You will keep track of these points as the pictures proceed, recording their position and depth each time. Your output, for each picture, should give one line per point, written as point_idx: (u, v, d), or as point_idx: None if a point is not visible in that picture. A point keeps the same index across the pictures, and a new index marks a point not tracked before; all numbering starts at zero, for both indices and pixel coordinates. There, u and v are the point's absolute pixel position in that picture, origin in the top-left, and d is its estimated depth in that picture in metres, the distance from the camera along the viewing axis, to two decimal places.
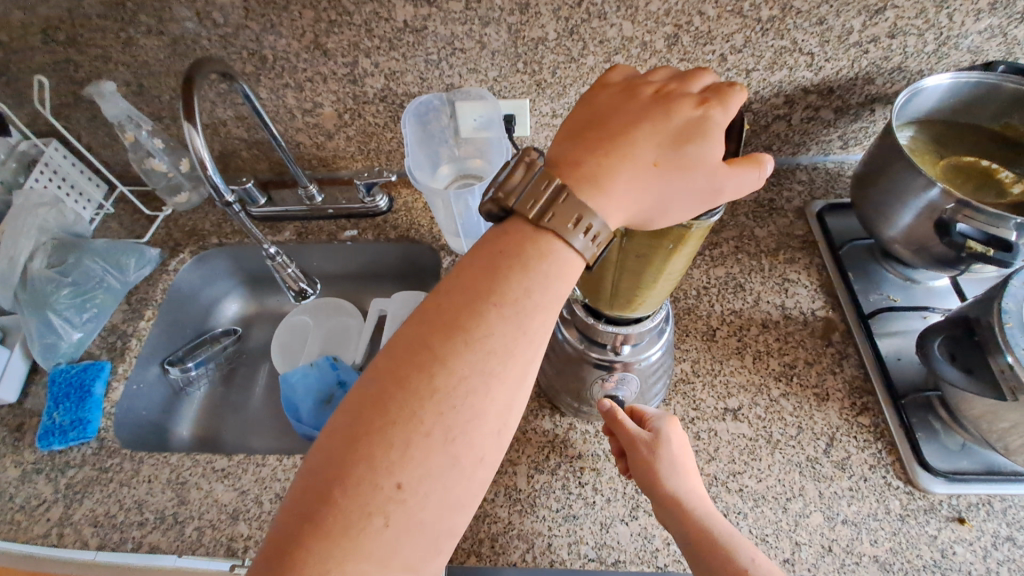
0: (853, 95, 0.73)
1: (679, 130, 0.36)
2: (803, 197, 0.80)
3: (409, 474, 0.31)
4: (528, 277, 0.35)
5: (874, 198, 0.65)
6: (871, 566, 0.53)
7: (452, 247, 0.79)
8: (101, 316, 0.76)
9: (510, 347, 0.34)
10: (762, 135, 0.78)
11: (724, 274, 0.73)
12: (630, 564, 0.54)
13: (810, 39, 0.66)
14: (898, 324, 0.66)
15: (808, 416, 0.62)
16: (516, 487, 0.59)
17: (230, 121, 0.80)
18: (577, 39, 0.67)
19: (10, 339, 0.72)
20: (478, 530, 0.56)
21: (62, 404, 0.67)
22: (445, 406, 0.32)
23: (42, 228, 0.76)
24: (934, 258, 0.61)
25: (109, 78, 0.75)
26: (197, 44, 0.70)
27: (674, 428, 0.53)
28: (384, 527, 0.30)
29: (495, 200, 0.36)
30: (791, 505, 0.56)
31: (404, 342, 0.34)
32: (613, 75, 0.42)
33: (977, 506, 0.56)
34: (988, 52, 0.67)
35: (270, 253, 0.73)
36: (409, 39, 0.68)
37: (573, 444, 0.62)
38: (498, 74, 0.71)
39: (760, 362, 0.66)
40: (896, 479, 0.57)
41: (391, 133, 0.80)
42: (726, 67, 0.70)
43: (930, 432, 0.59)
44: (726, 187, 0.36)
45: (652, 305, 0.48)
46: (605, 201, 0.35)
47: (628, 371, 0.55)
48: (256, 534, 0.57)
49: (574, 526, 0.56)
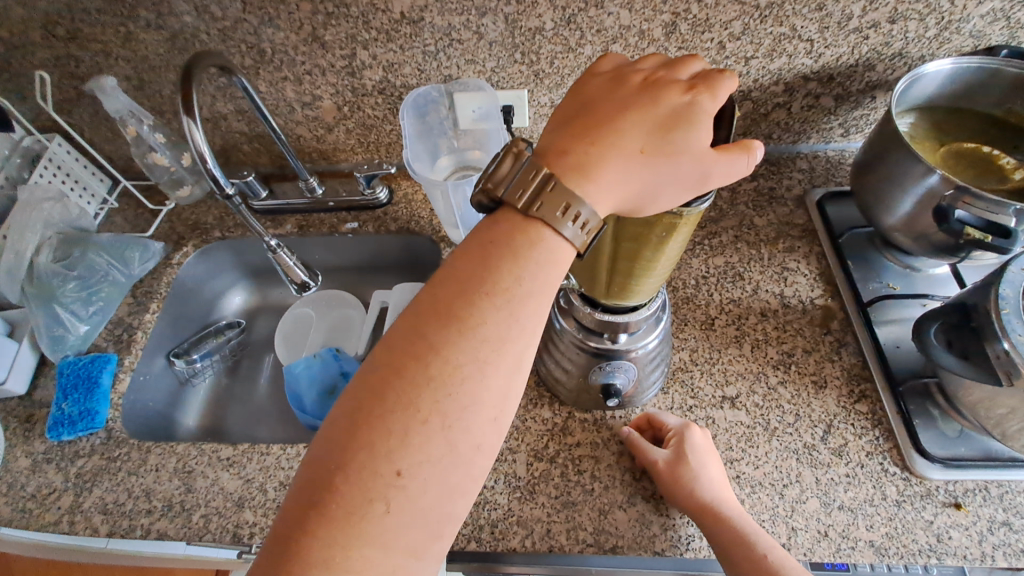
0: (853, 82, 0.72)
1: (666, 119, 0.36)
2: (803, 185, 0.79)
3: (408, 461, 0.32)
4: (519, 266, 0.35)
5: (874, 186, 0.64)
6: (867, 550, 0.53)
7: (452, 238, 0.80)
8: (107, 309, 0.78)
9: (504, 336, 0.35)
10: (762, 123, 0.78)
11: (723, 263, 0.73)
12: (628, 550, 0.55)
13: (809, 26, 0.66)
14: (897, 312, 0.66)
15: (806, 403, 0.62)
16: (516, 474, 0.60)
17: (231, 115, 0.81)
18: (574, 28, 0.67)
19: (19, 332, 0.74)
20: (479, 517, 0.57)
21: (71, 395, 0.69)
22: (442, 394, 0.33)
23: (47, 223, 0.78)
24: (933, 245, 0.60)
25: (110, 73, 0.75)
26: (196, 38, 0.70)
27: (693, 440, 0.57)
28: (386, 512, 0.31)
29: (484, 190, 0.37)
30: (788, 491, 0.57)
31: (400, 332, 0.35)
32: (602, 64, 0.42)
33: (974, 492, 0.56)
34: (991, 36, 0.67)
35: (273, 246, 0.74)
36: (406, 30, 0.68)
37: (572, 432, 0.63)
38: (496, 65, 0.71)
39: (758, 351, 0.66)
40: (893, 466, 0.58)
41: (390, 125, 0.80)
42: (725, 55, 0.69)
43: (928, 418, 0.59)
44: (715, 173, 0.36)
45: (647, 294, 0.48)
46: (593, 189, 0.35)
47: (626, 359, 0.56)
48: (261, 522, 0.59)
49: (573, 513, 0.57)
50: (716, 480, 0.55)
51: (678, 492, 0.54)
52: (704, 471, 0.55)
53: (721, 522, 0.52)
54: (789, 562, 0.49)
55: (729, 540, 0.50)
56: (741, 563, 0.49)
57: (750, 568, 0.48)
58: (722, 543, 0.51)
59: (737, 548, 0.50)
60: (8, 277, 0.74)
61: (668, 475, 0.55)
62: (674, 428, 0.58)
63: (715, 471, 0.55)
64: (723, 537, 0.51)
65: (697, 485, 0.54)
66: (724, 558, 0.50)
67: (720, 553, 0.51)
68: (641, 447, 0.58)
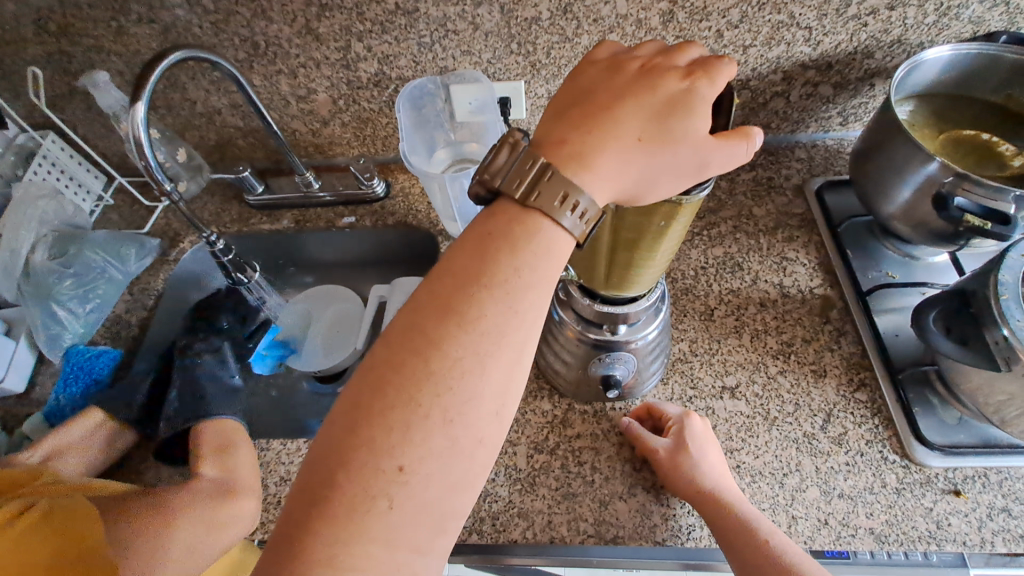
0: (851, 70, 0.71)
1: (663, 106, 0.36)
2: (802, 174, 0.79)
3: (410, 457, 0.31)
4: (517, 257, 0.35)
5: (872, 174, 0.64)
6: (867, 538, 0.53)
7: (449, 231, 0.80)
8: (104, 306, 0.78)
9: (503, 328, 0.34)
10: (761, 112, 0.77)
11: (722, 254, 0.73)
12: (629, 540, 0.55)
13: (807, 13, 0.65)
14: (896, 300, 0.66)
15: (805, 393, 0.62)
16: (516, 466, 0.60)
17: (225, 109, 0.80)
18: (571, 18, 0.66)
19: (15, 331, 0.74)
20: (480, 509, 0.58)
21: (70, 387, 0.71)
22: (442, 388, 0.32)
23: (42, 220, 0.77)
24: (932, 234, 0.60)
25: (103, 68, 0.75)
26: (189, 31, 0.69)
27: (692, 425, 0.57)
28: (389, 509, 0.31)
29: (480, 181, 0.36)
30: (787, 480, 0.57)
31: (400, 327, 0.35)
32: (599, 52, 0.42)
33: (973, 479, 0.56)
34: (991, 22, 0.66)
35: (212, 239, 0.70)
36: (401, 21, 0.67)
37: (572, 424, 0.62)
38: (492, 56, 0.71)
39: (757, 340, 0.66)
40: (892, 454, 0.58)
41: (386, 118, 0.80)
42: (723, 44, 0.69)
43: (927, 406, 0.59)
44: (712, 161, 0.36)
45: (646, 285, 0.48)
46: (591, 178, 0.35)
47: (627, 351, 0.56)
48: (261, 517, 0.61)
49: (573, 504, 0.57)
50: (716, 467, 0.55)
51: (675, 476, 0.55)
52: (702, 453, 0.55)
53: (721, 505, 0.52)
54: (783, 539, 0.49)
55: (727, 520, 0.51)
56: (738, 539, 0.49)
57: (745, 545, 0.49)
58: (721, 530, 0.51)
59: (732, 526, 0.50)
60: (4, 275, 0.74)
61: (667, 463, 0.55)
62: (673, 416, 0.59)
63: (714, 455, 0.56)
64: (722, 517, 0.51)
65: (696, 467, 0.54)
66: (723, 540, 0.51)
67: (717, 532, 0.51)
68: (639, 434, 0.58)
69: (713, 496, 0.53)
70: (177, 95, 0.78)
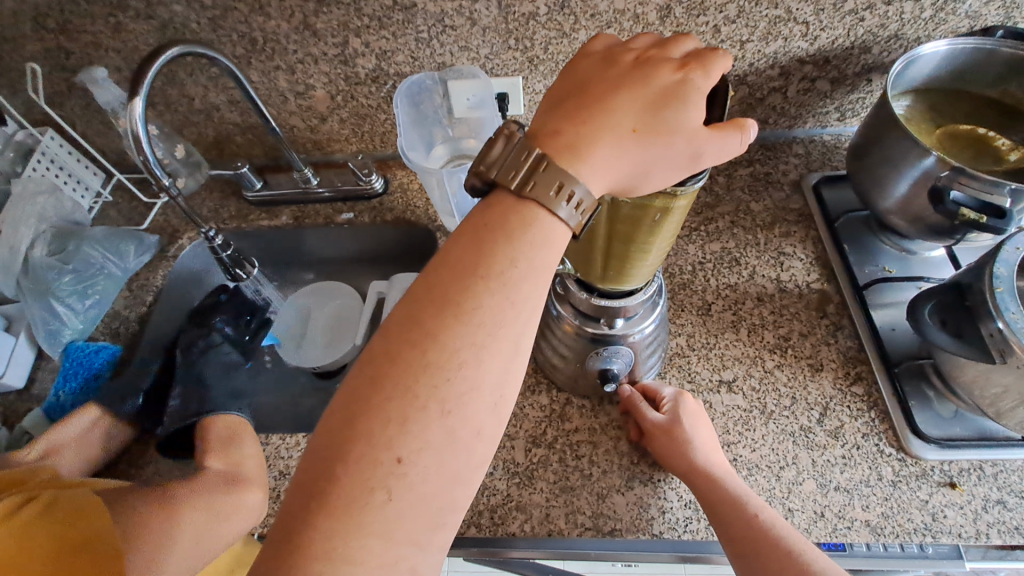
0: (849, 65, 0.72)
1: (657, 97, 0.36)
2: (799, 170, 0.79)
3: (408, 448, 0.32)
4: (513, 248, 0.35)
5: (869, 169, 0.64)
6: (863, 530, 0.54)
7: (448, 227, 0.80)
8: (103, 303, 0.78)
9: (500, 319, 0.34)
10: (759, 108, 0.77)
11: (719, 249, 0.73)
12: (626, 533, 0.55)
13: (804, 8, 0.66)
14: (893, 295, 0.66)
15: (802, 386, 0.62)
16: (515, 461, 0.60)
17: (224, 105, 0.80)
18: (568, 13, 0.66)
19: (15, 327, 0.74)
20: (478, 503, 0.58)
21: (69, 383, 0.72)
22: (439, 379, 0.33)
23: (41, 217, 0.77)
24: (929, 228, 0.60)
25: (101, 64, 0.75)
26: (187, 28, 0.70)
27: (685, 406, 0.57)
28: (388, 501, 0.31)
29: (476, 174, 0.37)
30: (784, 473, 0.57)
31: (397, 320, 0.35)
32: (594, 44, 0.42)
33: (968, 471, 0.56)
34: (987, 17, 0.66)
35: (209, 234, 0.69)
36: (398, 17, 0.67)
37: (570, 418, 0.63)
38: (490, 51, 0.71)
39: (754, 335, 0.66)
40: (888, 447, 0.58)
41: (384, 115, 0.80)
42: (720, 39, 0.69)
43: (923, 399, 0.59)
44: (706, 152, 0.36)
45: (642, 278, 0.49)
46: (586, 169, 0.35)
47: (625, 345, 0.56)
48: None
49: (571, 497, 0.58)
50: (707, 444, 0.55)
51: (669, 456, 0.55)
52: (694, 434, 0.55)
53: (713, 484, 0.52)
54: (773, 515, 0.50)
55: (719, 499, 0.51)
56: (728, 517, 0.50)
57: (736, 523, 0.49)
58: (714, 504, 0.51)
59: (723, 506, 0.51)
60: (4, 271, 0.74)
61: (660, 443, 0.56)
62: (667, 397, 0.59)
63: (706, 436, 0.56)
64: (713, 495, 0.52)
65: (689, 447, 0.54)
66: (715, 517, 0.51)
67: (709, 511, 0.52)
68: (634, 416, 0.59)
69: (705, 475, 0.53)
70: (175, 91, 0.78)
